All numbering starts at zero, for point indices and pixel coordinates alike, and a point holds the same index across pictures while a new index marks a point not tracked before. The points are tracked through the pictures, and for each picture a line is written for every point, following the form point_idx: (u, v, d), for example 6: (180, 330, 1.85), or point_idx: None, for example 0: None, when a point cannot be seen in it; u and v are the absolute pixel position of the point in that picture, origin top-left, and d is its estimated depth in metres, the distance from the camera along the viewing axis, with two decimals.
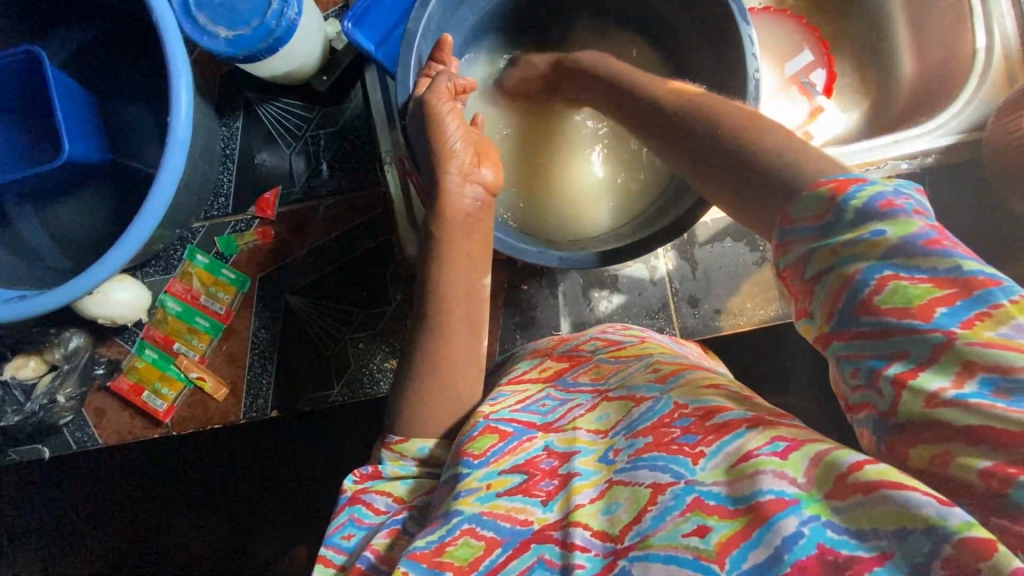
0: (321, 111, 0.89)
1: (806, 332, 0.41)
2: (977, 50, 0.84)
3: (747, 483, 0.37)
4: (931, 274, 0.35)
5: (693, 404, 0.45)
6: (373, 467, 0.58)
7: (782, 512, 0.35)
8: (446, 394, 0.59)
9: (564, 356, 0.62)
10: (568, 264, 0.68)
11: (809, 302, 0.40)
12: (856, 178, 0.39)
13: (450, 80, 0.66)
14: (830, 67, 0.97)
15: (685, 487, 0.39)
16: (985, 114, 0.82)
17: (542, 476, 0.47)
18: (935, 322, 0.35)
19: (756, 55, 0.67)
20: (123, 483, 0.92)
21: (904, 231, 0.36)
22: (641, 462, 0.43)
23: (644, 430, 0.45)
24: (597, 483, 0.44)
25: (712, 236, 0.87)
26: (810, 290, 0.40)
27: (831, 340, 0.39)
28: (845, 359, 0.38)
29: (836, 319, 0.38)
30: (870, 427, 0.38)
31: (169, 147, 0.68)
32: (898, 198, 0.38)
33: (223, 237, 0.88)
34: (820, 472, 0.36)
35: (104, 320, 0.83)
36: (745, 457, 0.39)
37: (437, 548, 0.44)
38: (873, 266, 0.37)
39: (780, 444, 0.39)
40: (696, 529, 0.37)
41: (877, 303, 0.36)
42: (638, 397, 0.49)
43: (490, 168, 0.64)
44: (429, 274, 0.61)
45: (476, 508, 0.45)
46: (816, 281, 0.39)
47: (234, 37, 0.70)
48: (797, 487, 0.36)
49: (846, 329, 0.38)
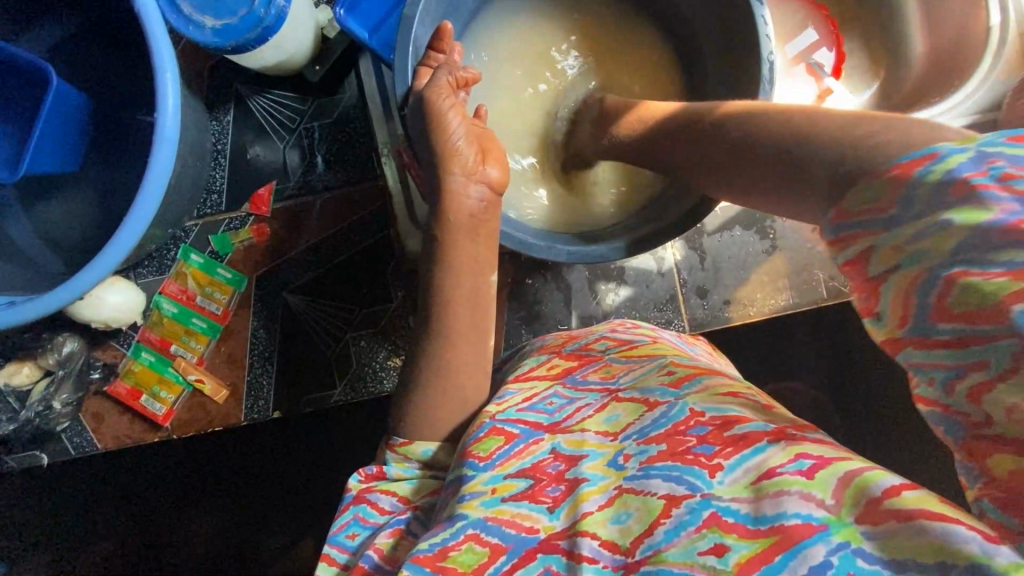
0: (315, 103, 0.86)
1: (874, 331, 0.40)
2: (992, 26, 0.81)
3: (770, 503, 0.36)
4: (1009, 268, 0.32)
5: (711, 412, 0.44)
6: (378, 468, 0.56)
7: (811, 539, 0.34)
8: (453, 398, 0.57)
9: (572, 355, 0.60)
10: (576, 259, 0.66)
11: (876, 303, 0.39)
12: (926, 153, 0.36)
13: (450, 74, 0.63)
14: (839, 47, 0.94)
15: (700, 501, 0.38)
16: (1000, 95, 0.80)
17: (549, 482, 0.45)
18: (1012, 325, 0.32)
19: (770, 35, 0.64)
20: (124, 482, 0.90)
21: (977, 218, 0.33)
22: (653, 470, 0.41)
23: (658, 437, 0.44)
24: (605, 489, 0.43)
25: (721, 225, 0.85)
26: (876, 290, 0.38)
27: (903, 345, 0.38)
28: (918, 367, 0.37)
29: (908, 324, 0.37)
30: (946, 426, 0.37)
31: (157, 143, 0.65)
32: (979, 169, 0.34)
33: (216, 236, 0.85)
34: (850, 495, 0.35)
35: (98, 324, 0.80)
36: (767, 474, 0.37)
37: (440, 553, 0.42)
38: (942, 262, 0.34)
39: (806, 461, 0.37)
40: (713, 548, 0.36)
41: (949, 306, 0.34)
42: (652, 402, 0.47)
43: (495, 165, 0.61)
44: (432, 275, 0.59)
45: (481, 512, 0.43)
46: (881, 280, 0.38)
47: (221, 26, 0.67)
48: (824, 510, 0.35)
49: (918, 336, 0.36)
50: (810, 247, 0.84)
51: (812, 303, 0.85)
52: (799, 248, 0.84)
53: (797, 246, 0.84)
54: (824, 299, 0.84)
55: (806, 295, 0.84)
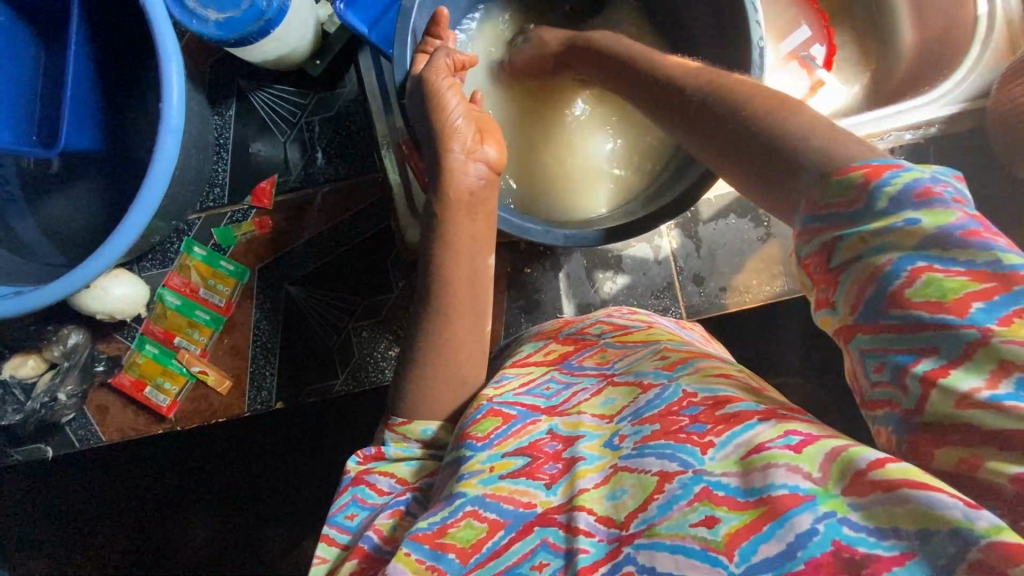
0: (315, 97, 0.87)
1: (825, 324, 0.40)
2: (980, 15, 0.82)
3: (758, 476, 0.36)
4: (969, 267, 0.33)
5: (702, 393, 0.44)
6: (376, 449, 0.57)
7: (797, 508, 0.34)
8: (452, 382, 0.58)
9: (568, 339, 0.61)
10: (572, 243, 0.67)
11: (833, 292, 0.38)
12: (889, 163, 0.37)
13: (448, 55, 0.64)
14: (830, 41, 0.94)
15: (692, 476, 0.38)
16: (988, 82, 0.81)
17: (546, 459, 0.46)
18: (970, 318, 0.33)
19: (760, 23, 0.66)
20: (130, 473, 0.90)
21: (940, 220, 0.34)
22: (647, 449, 0.42)
23: (651, 417, 0.44)
24: (602, 468, 0.43)
25: (716, 212, 0.86)
26: (834, 280, 0.38)
27: (856, 333, 0.37)
28: (869, 353, 0.36)
29: (860, 312, 0.36)
30: (892, 425, 0.36)
31: (161, 134, 0.66)
32: (935, 186, 0.35)
33: (220, 229, 0.87)
34: (836, 467, 0.35)
35: (103, 315, 0.81)
36: (757, 448, 0.38)
37: (438, 530, 0.43)
38: (903, 255, 0.35)
39: (794, 438, 0.37)
40: (704, 520, 0.36)
41: (909, 295, 0.34)
42: (645, 384, 0.48)
43: (492, 145, 0.62)
44: (431, 259, 0.60)
45: (480, 490, 0.44)
46: (841, 270, 0.37)
47: (223, 19, 0.68)
48: (811, 482, 0.35)
49: (873, 322, 0.36)
50: None
51: None
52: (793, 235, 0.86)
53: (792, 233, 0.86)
54: None
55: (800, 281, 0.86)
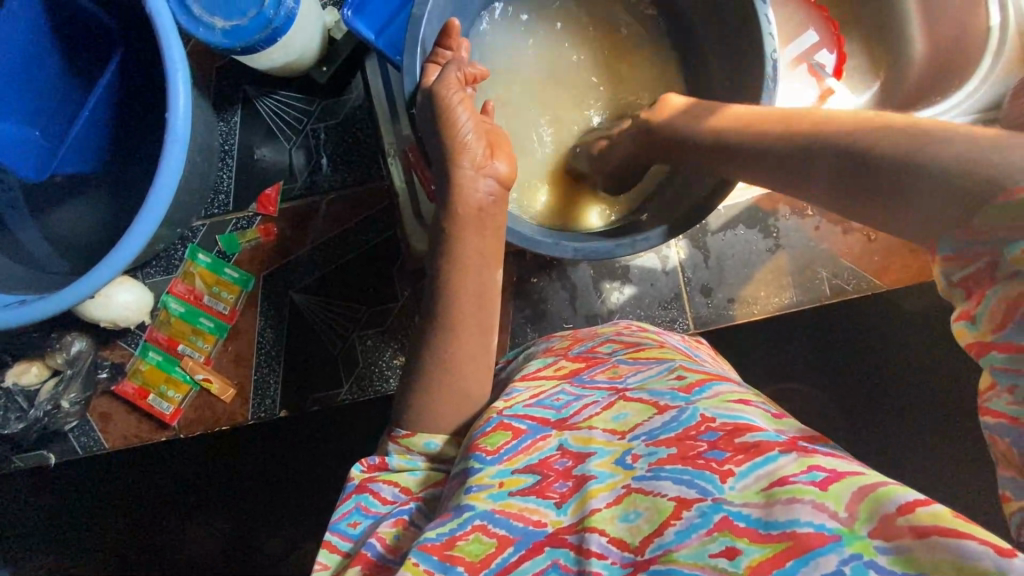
0: (322, 104, 0.86)
1: (960, 335, 0.43)
2: (991, 27, 0.82)
3: (781, 510, 0.35)
4: None
5: (722, 418, 0.43)
6: (380, 458, 0.57)
7: (824, 548, 0.33)
8: (459, 400, 0.57)
9: (579, 357, 0.59)
10: (583, 255, 0.66)
11: (976, 307, 0.41)
12: None
13: (459, 69, 0.63)
14: (840, 48, 0.93)
15: (712, 505, 0.38)
16: (999, 94, 0.81)
17: (556, 477, 0.45)
18: None
19: (773, 34, 0.65)
20: (121, 475, 0.89)
21: None
22: (663, 472, 0.41)
23: (667, 440, 0.43)
24: (613, 487, 0.43)
25: (724, 224, 0.85)
26: (983, 294, 0.40)
27: (992, 350, 0.40)
28: (1001, 369, 0.40)
29: (1007, 330, 0.39)
30: (1011, 436, 0.39)
31: (169, 141, 0.65)
32: None
33: (224, 236, 0.86)
34: (865, 508, 0.34)
35: (106, 323, 0.81)
36: (780, 481, 0.37)
37: (447, 542, 0.43)
38: None
39: (819, 474, 0.36)
40: (724, 551, 0.36)
41: None
42: (661, 405, 0.47)
43: (503, 160, 0.62)
44: (439, 274, 0.59)
45: (488, 504, 0.43)
46: (994, 287, 0.40)
47: (229, 27, 0.68)
48: (837, 521, 0.34)
49: (1014, 343, 0.39)
50: (813, 245, 0.86)
51: (815, 301, 0.87)
52: (800, 246, 0.86)
53: (800, 244, 0.86)
54: (827, 296, 0.86)
55: (808, 293, 0.86)
